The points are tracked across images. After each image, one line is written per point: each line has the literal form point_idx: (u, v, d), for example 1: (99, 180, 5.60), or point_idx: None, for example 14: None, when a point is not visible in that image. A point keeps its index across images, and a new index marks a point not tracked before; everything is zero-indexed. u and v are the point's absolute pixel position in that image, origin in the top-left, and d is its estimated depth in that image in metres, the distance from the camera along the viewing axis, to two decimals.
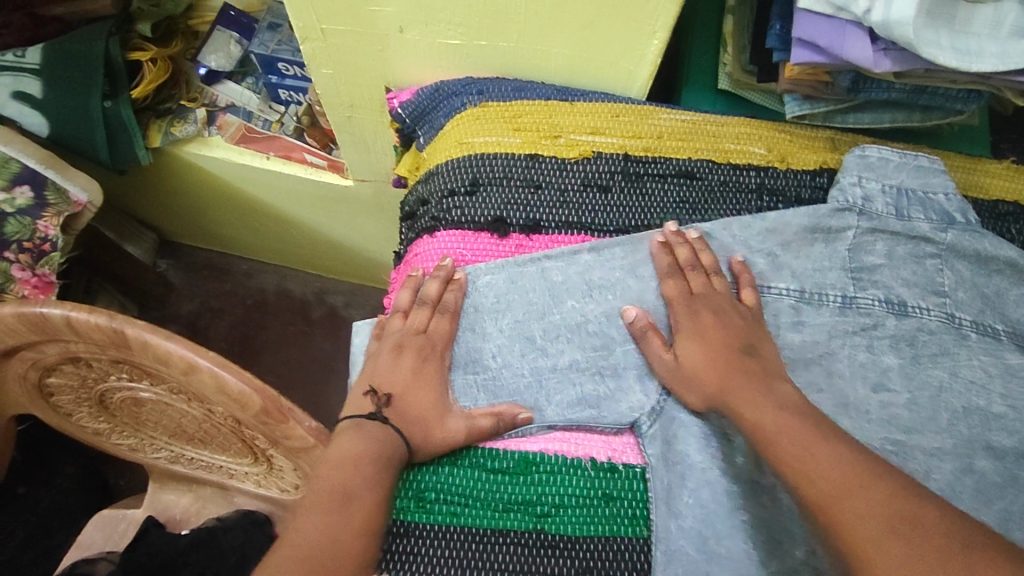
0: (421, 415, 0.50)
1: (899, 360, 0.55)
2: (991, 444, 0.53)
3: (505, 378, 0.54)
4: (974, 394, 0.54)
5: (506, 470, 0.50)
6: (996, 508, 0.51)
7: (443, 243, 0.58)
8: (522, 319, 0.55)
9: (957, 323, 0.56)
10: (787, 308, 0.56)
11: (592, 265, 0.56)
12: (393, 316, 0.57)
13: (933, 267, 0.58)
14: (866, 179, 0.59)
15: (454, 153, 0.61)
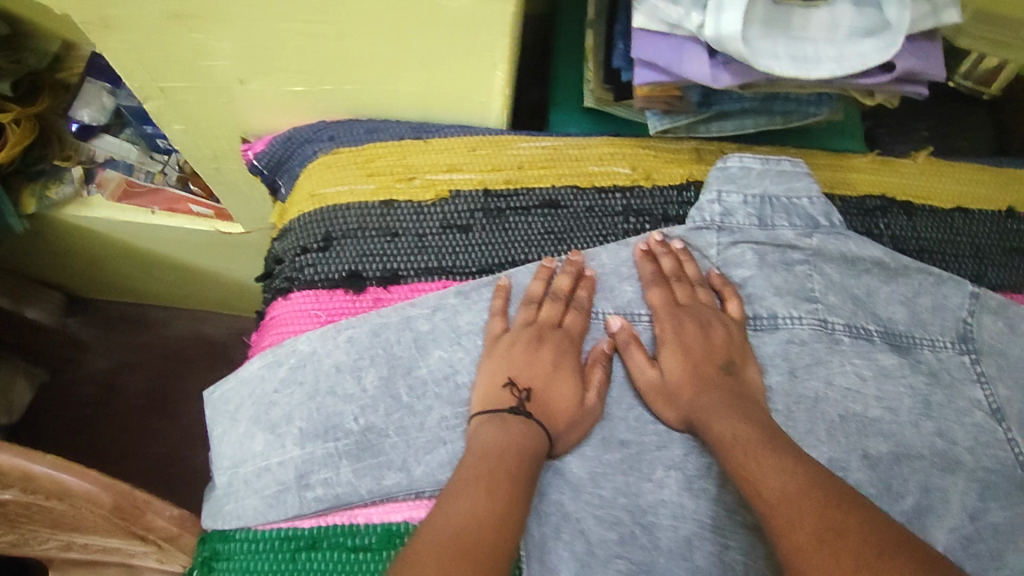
0: (278, 497, 0.48)
1: (778, 377, 0.55)
2: (868, 453, 0.53)
3: (370, 440, 0.50)
4: (850, 400, 0.55)
5: (369, 546, 0.47)
6: None
7: (298, 305, 0.55)
8: (386, 374, 0.51)
9: (829, 329, 0.56)
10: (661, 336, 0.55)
11: (459, 308, 0.54)
12: (248, 390, 0.52)
13: (802, 273, 0.58)
14: (726, 192, 0.59)
15: (307, 208, 0.58)
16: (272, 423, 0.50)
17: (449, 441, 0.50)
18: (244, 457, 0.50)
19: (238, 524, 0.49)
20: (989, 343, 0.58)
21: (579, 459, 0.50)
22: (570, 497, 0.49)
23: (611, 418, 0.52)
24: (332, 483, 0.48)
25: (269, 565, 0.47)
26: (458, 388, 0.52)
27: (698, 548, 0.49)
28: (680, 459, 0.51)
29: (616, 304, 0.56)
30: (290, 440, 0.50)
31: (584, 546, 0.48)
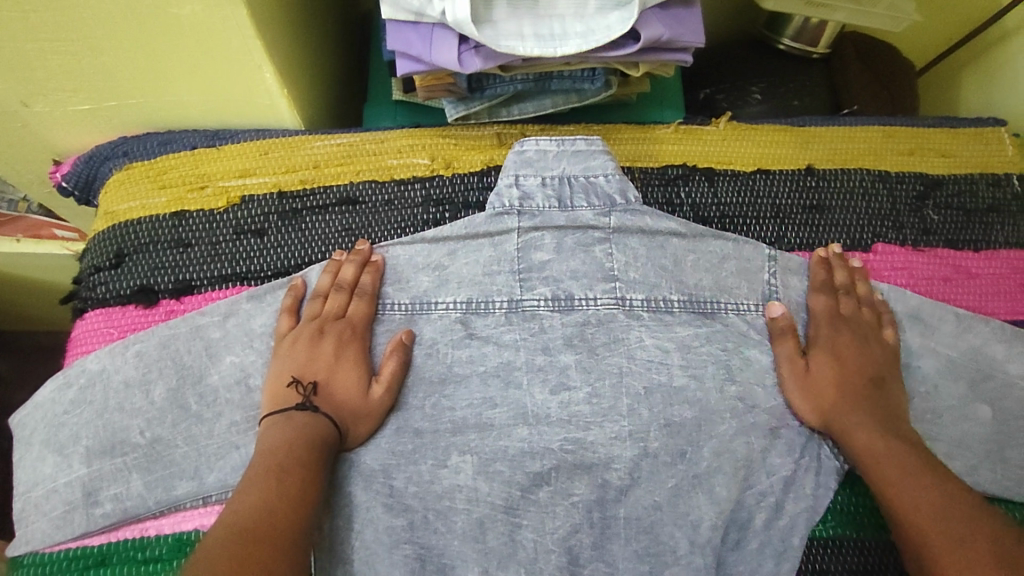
0: (62, 519, 0.49)
1: (577, 356, 0.55)
2: (671, 420, 0.53)
3: (159, 452, 0.50)
4: (653, 371, 0.55)
5: (158, 557, 0.48)
6: (668, 486, 0.52)
7: (91, 325, 0.55)
8: (175, 385, 0.52)
9: (628, 305, 0.57)
10: (456, 324, 0.56)
11: (253, 313, 0.55)
12: (40, 415, 0.53)
13: (601, 253, 0.57)
14: (522, 177, 0.59)
15: (101, 226, 0.58)
16: (60, 445, 0.51)
17: (241, 446, 0.51)
18: (36, 481, 0.51)
19: (26, 550, 0.49)
20: (791, 300, 0.58)
21: (373, 450, 0.52)
22: (362, 488, 0.51)
23: (406, 408, 0.53)
24: (121, 498, 0.49)
25: None
26: (250, 392, 0.53)
27: (491, 528, 0.51)
28: (475, 442, 0.52)
29: (411, 294, 0.56)
30: (77, 460, 0.50)
31: (373, 535, 0.50)
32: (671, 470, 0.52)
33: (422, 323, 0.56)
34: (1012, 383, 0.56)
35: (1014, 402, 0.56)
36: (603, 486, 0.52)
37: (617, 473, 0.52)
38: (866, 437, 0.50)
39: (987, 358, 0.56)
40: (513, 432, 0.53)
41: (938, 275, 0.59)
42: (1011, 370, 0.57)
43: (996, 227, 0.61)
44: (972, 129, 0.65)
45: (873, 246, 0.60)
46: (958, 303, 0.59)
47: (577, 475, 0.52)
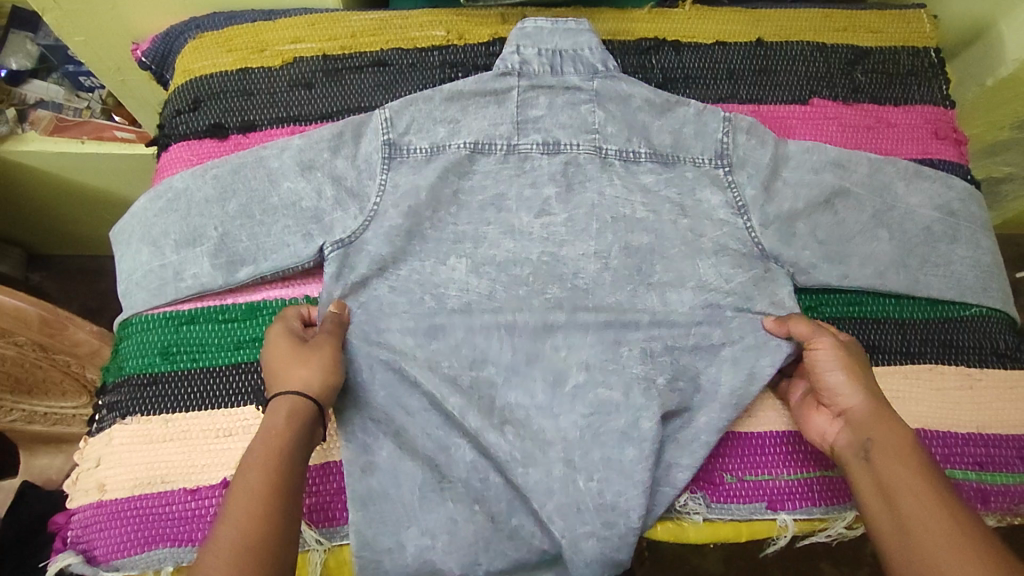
0: (158, 295, 0.62)
1: (557, 189, 0.68)
2: (629, 244, 0.67)
3: (232, 243, 0.63)
4: (621, 204, 0.68)
5: (236, 317, 0.62)
6: (625, 290, 0.66)
7: (176, 154, 0.69)
8: (246, 203, 0.64)
9: (603, 153, 0.68)
10: (463, 159, 0.67)
11: (305, 147, 0.66)
12: (136, 223, 0.66)
13: (586, 111, 0.68)
14: (522, 46, 0.68)
15: (180, 81, 0.72)
16: (152, 238, 0.64)
17: (292, 243, 0.64)
18: (136, 266, 0.64)
19: (131, 312, 0.62)
20: (742, 153, 0.67)
21: (386, 245, 0.64)
22: (384, 282, 0.65)
23: (421, 217, 0.66)
24: (198, 275, 0.62)
25: (158, 335, 0.61)
26: (302, 210, 0.64)
27: (480, 314, 0.65)
28: (470, 249, 0.67)
29: (431, 140, 0.67)
30: (169, 250, 0.63)
31: (395, 314, 0.64)
32: (630, 279, 0.66)
33: (438, 161, 0.67)
34: (912, 211, 0.67)
35: (912, 225, 0.67)
36: (573, 288, 0.66)
37: (591, 269, 0.67)
38: (890, 426, 0.55)
39: (891, 193, 0.68)
40: (501, 243, 0.67)
41: (863, 124, 0.72)
42: (911, 201, 0.68)
43: (913, 87, 0.74)
44: (898, 11, 0.77)
45: (810, 101, 0.73)
46: (876, 146, 0.71)
47: (551, 280, 0.66)
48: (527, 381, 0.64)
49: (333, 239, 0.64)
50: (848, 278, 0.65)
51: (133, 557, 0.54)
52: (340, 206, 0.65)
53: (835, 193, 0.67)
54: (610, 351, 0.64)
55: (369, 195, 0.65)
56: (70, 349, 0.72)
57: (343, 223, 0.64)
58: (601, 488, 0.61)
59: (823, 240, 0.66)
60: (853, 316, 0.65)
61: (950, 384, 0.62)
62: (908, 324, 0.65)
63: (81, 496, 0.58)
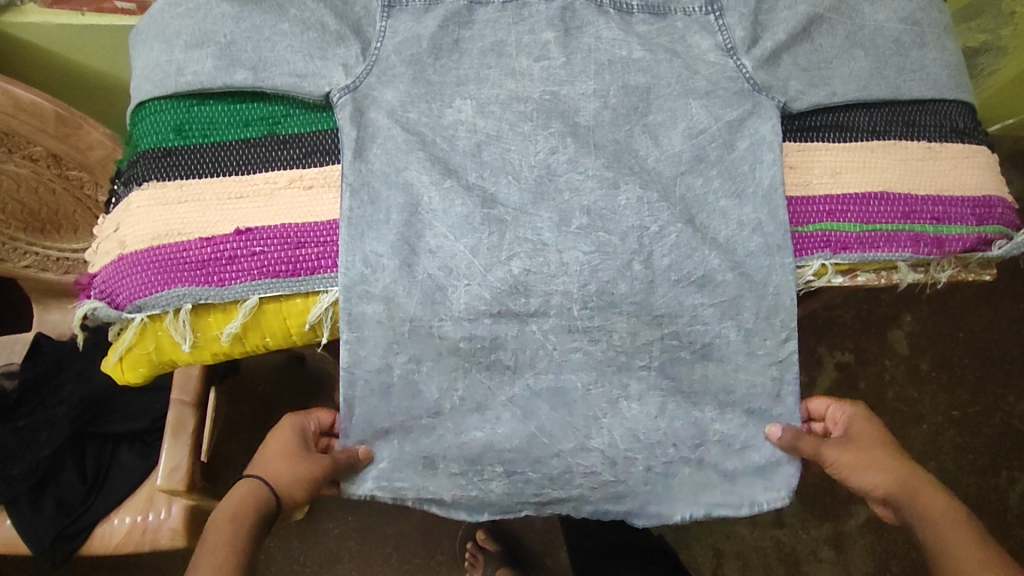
0: (167, 87, 0.64)
1: (556, 34, 0.68)
2: (627, 83, 0.67)
3: (240, 46, 0.66)
4: (617, 48, 0.68)
5: (244, 100, 0.65)
6: (624, 129, 0.66)
7: None
8: (259, 23, 0.67)
9: (598, 2, 0.69)
10: (463, 8, 0.69)
11: None
12: (148, 23, 0.70)
13: None
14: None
15: None
16: (166, 37, 0.67)
17: (292, 60, 0.65)
18: (149, 60, 0.67)
19: (146, 96, 0.65)
20: None
21: (391, 90, 0.65)
22: (384, 114, 0.64)
23: (422, 63, 0.67)
24: (198, 72, 0.64)
25: (172, 116, 0.65)
26: (308, 38, 0.66)
27: (486, 150, 0.64)
28: (473, 90, 0.66)
29: None
30: (179, 49, 0.66)
31: (393, 146, 0.63)
32: (627, 119, 0.66)
33: (437, 10, 0.68)
34: (879, 27, 0.71)
35: (882, 39, 0.70)
36: (574, 125, 0.65)
37: (593, 104, 0.66)
38: (929, 499, 0.60)
39: (857, 13, 0.71)
40: (503, 84, 0.66)
41: None
42: (877, 18, 0.71)
43: None
44: None
45: None
46: None
47: (553, 116, 0.65)
48: (532, 215, 0.61)
49: (331, 66, 0.65)
50: (836, 95, 0.67)
51: (154, 296, 0.58)
52: (342, 41, 0.66)
53: (811, 21, 0.70)
54: (609, 187, 0.62)
55: (371, 37, 0.67)
56: (81, 153, 0.77)
57: (344, 57, 0.66)
58: (594, 312, 0.61)
59: (806, 68, 0.69)
60: (832, 109, 0.68)
61: (913, 156, 0.66)
62: (875, 107, 0.68)
63: (104, 259, 0.62)
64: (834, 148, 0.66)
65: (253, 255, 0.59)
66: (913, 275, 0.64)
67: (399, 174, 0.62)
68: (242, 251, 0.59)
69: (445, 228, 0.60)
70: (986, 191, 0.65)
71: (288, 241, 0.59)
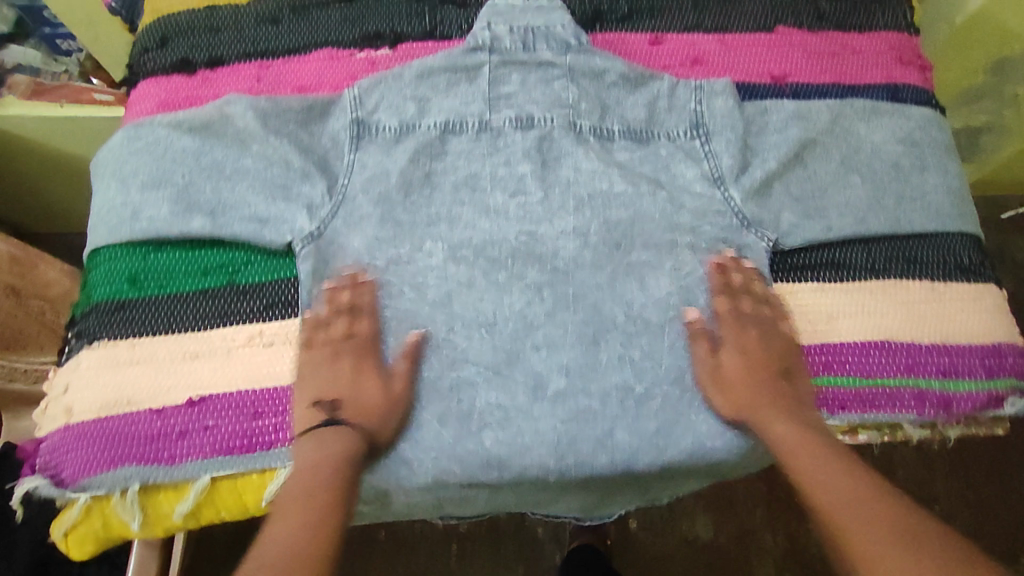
0: (119, 234, 0.61)
1: (532, 166, 0.65)
2: (608, 218, 0.64)
3: (196, 192, 0.62)
4: (596, 180, 0.65)
5: (204, 245, 0.61)
6: (607, 271, 0.62)
7: (144, 91, 0.68)
8: (219, 160, 0.63)
9: (577, 129, 0.67)
10: (435, 140, 0.65)
11: (270, 112, 0.64)
12: (106, 154, 0.66)
13: (560, 87, 0.68)
14: (494, 23, 0.68)
15: (149, 20, 0.71)
16: (122, 176, 0.63)
17: (254, 202, 0.62)
18: (103, 201, 0.63)
19: (100, 241, 0.61)
20: (717, 121, 0.67)
21: (358, 234, 0.62)
22: (350, 262, 0.61)
23: (391, 201, 0.63)
24: (153, 218, 0.60)
25: (126, 264, 0.60)
26: (271, 175, 0.63)
27: (458, 300, 0.60)
28: (445, 232, 0.62)
29: (400, 119, 0.66)
30: (135, 189, 0.62)
31: (358, 299, 0.59)
32: (611, 258, 0.62)
33: (407, 142, 0.65)
34: (877, 149, 0.67)
35: (880, 163, 0.66)
36: (553, 271, 0.62)
37: (572, 242, 0.63)
38: None
39: (853, 135, 0.67)
40: (477, 224, 0.63)
41: (828, 51, 0.71)
42: (874, 139, 0.67)
43: (878, 14, 0.73)
44: None
45: (775, 28, 0.72)
46: (841, 72, 0.71)
47: (530, 262, 0.62)
48: (506, 377, 0.58)
49: (295, 208, 0.62)
50: (832, 230, 0.63)
51: (99, 476, 0.54)
52: (307, 179, 0.63)
53: (804, 146, 0.66)
54: (590, 344, 0.59)
55: (338, 174, 0.64)
56: (37, 291, 0.84)
57: (309, 197, 0.62)
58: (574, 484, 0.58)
59: (799, 196, 0.65)
60: (827, 244, 0.64)
61: (916, 297, 0.62)
62: (874, 242, 0.64)
63: (49, 424, 0.57)
64: (831, 290, 0.62)
65: (206, 429, 0.55)
66: (919, 431, 0.59)
67: (365, 333, 0.58)
68: (194, 425, 0.55)
69: (411, 393, 0.57)
70: (996, 339, 0.60)
71: (243, 412, 0.56)
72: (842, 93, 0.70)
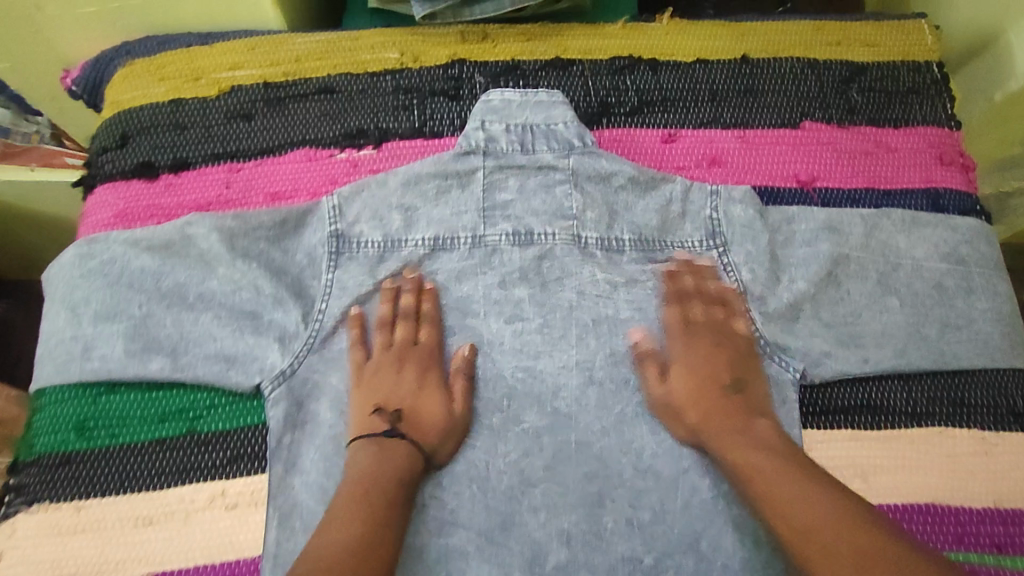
0: (69, 374, 0.54)
1: (531, 289, 0.58)
2: (615, 349, 0.57)
3: (153, 327, 0.55)
4: (602, 305, 0.58)
5: (161, 386, 0.55)
6: (612, 412, 0.56)
7: (100, 198, 0.61)
8: (180, 282, 0.56)
9: (583, 243, 0.59)
10: (422, 258, 0.59)
11: (238, 233, 0.57)
12: (57, 271, 0.58)
13: (562, 193, 0.60)
14: (488, 122, 0.61)
15: (108, 115, 0.65)
16: (73, 303, 0.56)
17: (219, 337, 0.55)
18: (52, 330, 0.56)
19: (45, 381, 0.55)
20: (737, 233, 0.60)
21: (338, 372, 0.55)
22: (327, 407, 0.54)
23: (374, 331, 0.56)
24: (106, 357, 0.54)
25: (75, 410, 0.54)
26: (239, 301, 0.55)
27: (447, 449, 0.54)
28: (435, 366, 0.56)
29: (385, 233, 0.58)
30: (86, 320, 0.55)
31: (334, 448, 0.53)
32: (617, 397, 0.56)
33: (391, 261, 0.58)
34: (918, 267, 0.60)
35: (922, 283, 0.59)
36: (554, 413, 0.55)
37: (576, 377, 0.56)
38: None
39: (892, 250, 0.60)
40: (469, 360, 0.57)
41: (860, 150, 0.64)
42: (915, 255, 0.60)
43: (914, 106, 0.66)
44: (896, 20, 0.69)
45: (801, 124, 0.65)
46: (876, 176, 0.64)
47: (528, 403, 0.55)
48: (499, 545, 0.52)
49: (266, 342, 0.55)
50: (869, 362, 0.57)
51: None
52: (280, 304, 0.56)
53: (835, 264, 0.59)
54: (593, 505, 0.53)
55: (315, 298, 0.57)
56: None
57: (281, 325, 0.55)
58: None
59: (830, 322, 0.58)
60: (861, 381, 0.57)
61: (960, 448, 0.56)
62: (915, 378, 0.58)
63: None
64: (865, 437, 0.56)
65: None
66: None
67: None
68: None
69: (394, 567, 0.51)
70: None
71: None
72: (875, 200, 0.63)
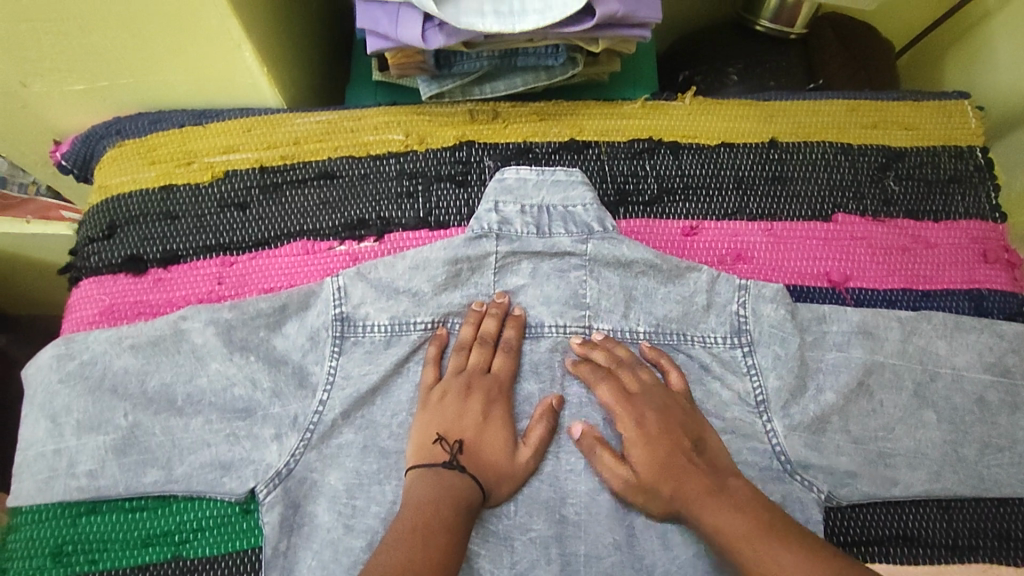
0: (50, 482, 0.51)
1: (541, 384, 0.56)
2: None
3: (138, 436, 0.51)
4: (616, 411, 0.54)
5: (143, 507, 0.52)
6: (624, 524, 0.53)
7: (85, 293, 0.58)
8: (168, 380, 0.52)
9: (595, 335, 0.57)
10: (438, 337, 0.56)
11: (234, 323, 0.54)
12: (34, 372, 0.54)
13: (577, 279, 0.57)
14: (502, 203, 0.58)
15: (96, 200, 0.62)
16: (53, 411, 0.52)
17: (213, 444, 0.51)
18: (30, 439, 0.52)
19: (19, 502, 0.51)
20: (765, 330, 0.55)
21: (336, 470, 0.51)
22: (325, 507, 0.51)
23: (375, 424, 0.53)
24: (93, 472, 0.51)
25: (53, 531, 0.51)
26: (232, 401, 0.52)
27: None
28: None
29: (391, 315, 0.55)
30: (68, 431, 0.51)
31: (331, 555, 0.50)
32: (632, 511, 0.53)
33: (401, 342, 0.55)
34: (959, 377, 0.55)
35: (962, 397, 0.55)
36: (561, 521, 0.53)
37: (585, 482, 0.54)
38: None
39: (931, 356, 0.55)
40: None
41: (895, 245, 0.60)
42: (956, 363, 0.56)
43: (956, 198, 0.62)
44: (935, 102, 0.66)
45: (832, 217, 0.61)
46: (912, 275, 0.60)
47: (537, 512, 0.52)
48: None
49: (262, 446, 0.51)
50: (898, 486, 0.53)
51: None
52: (278, 397, 0.52)
53: (869, 372, 0.54)
54: None
55: (316, 386, 0.53)
56: None
57: (278, 421, 0.52)
58: None
59: (859, 438, 0.53)
60: (896, 507, 0.54)
61: None
62: (956, 507, 0.54)
63: None
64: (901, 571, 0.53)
65: None
66: None
67: None
68: None
69: None
70: None
71: None
72: (913, 299, 0.59)
